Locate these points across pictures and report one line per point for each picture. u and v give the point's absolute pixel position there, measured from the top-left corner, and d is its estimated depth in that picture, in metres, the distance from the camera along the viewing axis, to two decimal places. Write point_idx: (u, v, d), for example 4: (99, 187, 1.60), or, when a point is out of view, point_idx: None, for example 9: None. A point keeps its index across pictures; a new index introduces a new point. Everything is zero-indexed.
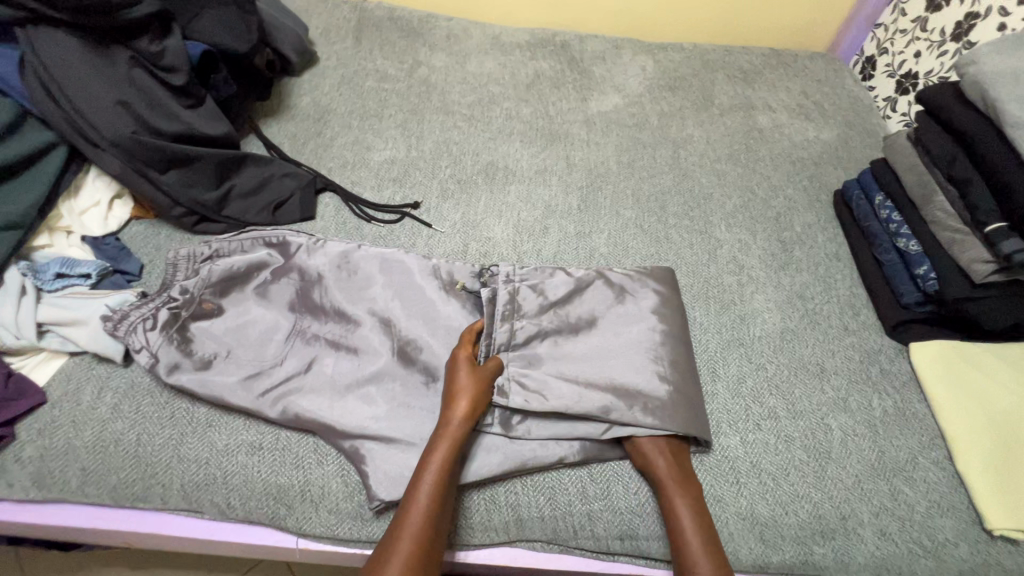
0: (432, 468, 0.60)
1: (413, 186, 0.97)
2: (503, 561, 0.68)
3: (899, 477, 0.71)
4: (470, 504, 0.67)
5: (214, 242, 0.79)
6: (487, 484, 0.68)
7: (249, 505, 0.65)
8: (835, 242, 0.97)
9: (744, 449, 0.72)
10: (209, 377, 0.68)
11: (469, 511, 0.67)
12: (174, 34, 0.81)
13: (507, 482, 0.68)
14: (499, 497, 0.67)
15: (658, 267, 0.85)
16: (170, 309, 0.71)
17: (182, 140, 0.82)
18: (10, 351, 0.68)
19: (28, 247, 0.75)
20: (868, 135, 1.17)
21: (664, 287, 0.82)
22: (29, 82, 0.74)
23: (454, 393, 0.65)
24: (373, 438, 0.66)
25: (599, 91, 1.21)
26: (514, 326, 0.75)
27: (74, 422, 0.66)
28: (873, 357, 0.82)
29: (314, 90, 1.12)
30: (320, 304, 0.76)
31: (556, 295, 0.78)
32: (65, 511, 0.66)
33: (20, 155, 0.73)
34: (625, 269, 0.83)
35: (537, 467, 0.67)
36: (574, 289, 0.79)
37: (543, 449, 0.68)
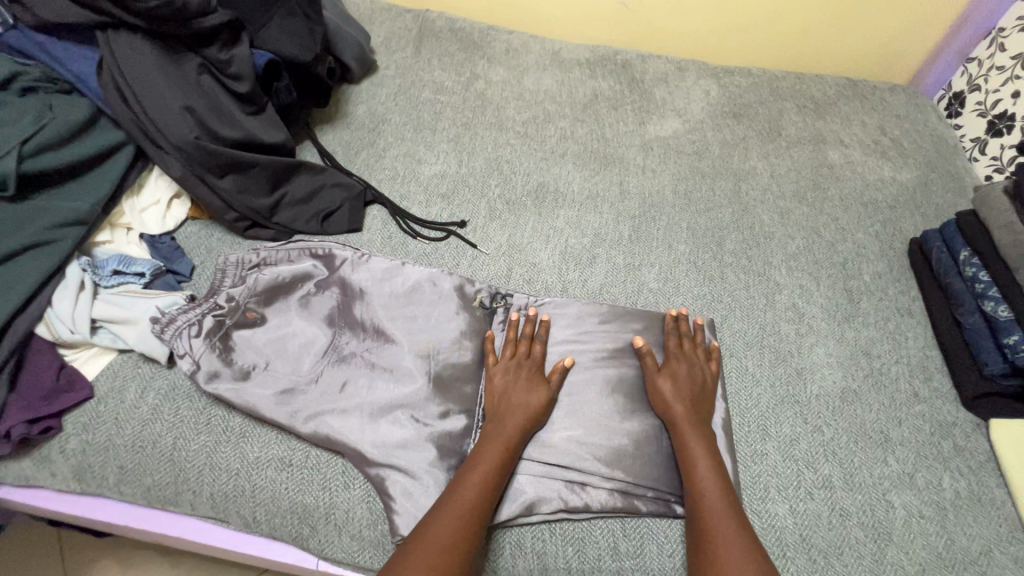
0: (477, 481, 0.61)
1: (461, 203, 0.96)
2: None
3: (970, 571, 0.64)
4: (495, 547, 0.64)
5: (262, 250, 0.79)
6: (516, 525, 0.65)
7: (274, 522, 0.65)
8: (907, 296, 0.89)
9: (793, 520, 0.66)
10: (246, 389, 0.68)
11: (493, 555, 0.64)
12: (243, 42, 0.83)
13: (534, 527, 0.65)
14: (526, 543, 0.64)
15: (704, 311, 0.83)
16: (215, 317, 0.72)
17: (241, 147, 0.83)
18: (65, 344, 0.70)
19: (91, 242, 0.77)
20: (951, 179, 1.08)
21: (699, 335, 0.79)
22: (104, 83, 0.77)
23: (511, 406, 0.68)
24: (399, 469, 0.65)
25: (659, 114, 1.16)
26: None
27: (116, 420, 0.68)
28: (947, 430, 0.75)
29: (371, 99, 1.12)
30: (360, 321, 0.75)
31: (570, 332, 0.78)
32: (101, 505, 0.68)
33: (92, 154, 0.76)
34: (646, 308, 0.81)
35: (567, 514, 0.64)
36: (587, 325, 0.78)
37: (572, 494, 0.65)
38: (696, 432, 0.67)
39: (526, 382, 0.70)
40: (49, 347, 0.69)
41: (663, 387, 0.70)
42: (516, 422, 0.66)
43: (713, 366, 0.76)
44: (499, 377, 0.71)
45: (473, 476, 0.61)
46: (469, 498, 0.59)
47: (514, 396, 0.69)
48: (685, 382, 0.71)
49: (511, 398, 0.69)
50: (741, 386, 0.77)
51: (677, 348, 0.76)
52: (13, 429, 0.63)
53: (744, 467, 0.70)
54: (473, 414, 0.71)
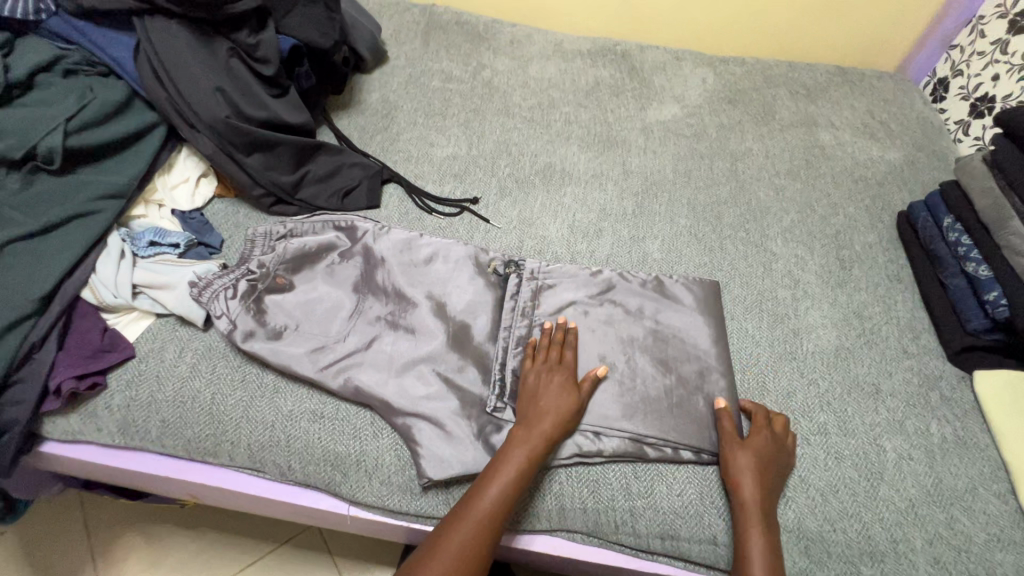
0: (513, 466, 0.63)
1: (473, 181, 1.01)
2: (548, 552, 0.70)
3: (956, 506, 0.69)
4: None
5: (289, 222, 0.84)
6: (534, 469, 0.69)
7: (308, 469, 0.70)
8: (896, 264, 0.94)
9: (791, 463, 0.71)
10: (279, 347, 0.73)
11: None
12: (269, 28, 0.88)
13: (551, 471, 0.69)
14: (544, 486, 0.69)
15: (705, 278, 0.88)
16: (248, 281, 0.76)
17: (267, 126, 0.87)
18: (107, 308, 0.74)
19: (127, 216, 0.81)
20: (936, 158, 1.14)
21: (705, 298, 0.84)
22: (141, 66, 0.82)
23: (550, 401, 0.68)
24: (423, 418, 0.69)
25: (658, 100, 1.22)
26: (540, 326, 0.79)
27: (157, 377, 0.72)
28: (934, 383, 0.80)
29: (383, 87, 1.17)
30: (382, 286, 0.80)
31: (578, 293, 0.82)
32: (142, 458, 0.73)
33: (129, 134, 0.81)
34: (649, 275, 0.86)
35: (580, 458, 0.69)
36: (596, 289, 0.83)
37: (586, 439, 0.70)
38: (762, 528, 0.62)
39: (560, 383, 0.70)
40: (93, 311, 0.73)
41: (741, 460, 0.66)
42: (550, 422, 0.66)
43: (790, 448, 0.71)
44: (533, 377, 0.71)
45: (512, 462, 0.63)
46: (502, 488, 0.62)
47: (552, 394, 0.69)
48: (764, 461, 0.67)
49: (541, 401, 0.68)
50: (741, 345, 0.82)
51: (763, 423, 0.71)
52: (63, 384, 0.67)
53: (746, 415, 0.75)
54: (489, 368, 0.75)
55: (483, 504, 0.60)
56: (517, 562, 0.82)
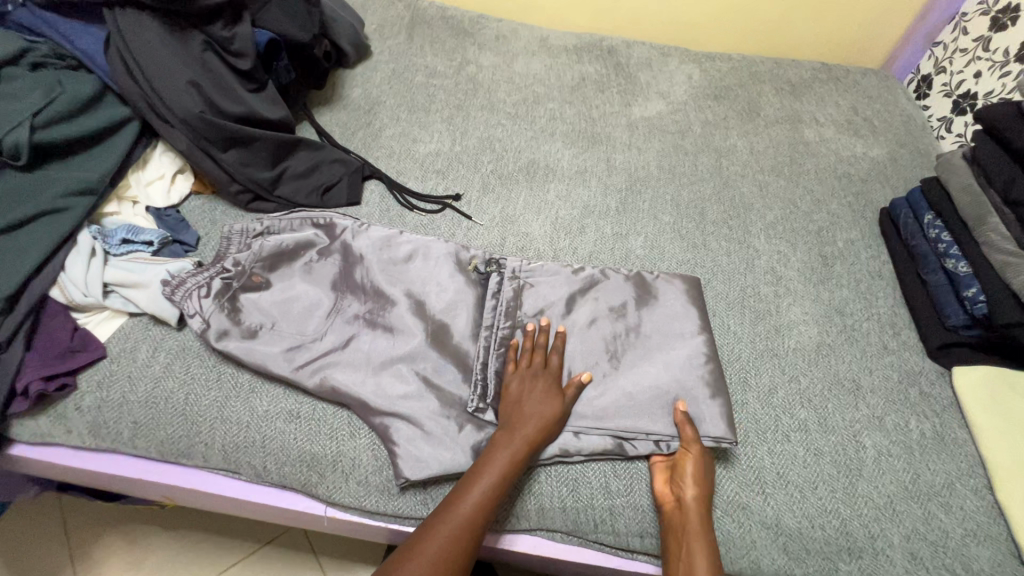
0: (497, 467, 0.62)
1: (455, 178, 1.00)
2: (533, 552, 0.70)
3: (934, 501, 0.69)
4: None
5: (266, 220, 0.83)
6: None
7: (284, 470, 0.69)
8: (878, 260, 0.95)
9: (771, 460, 0.71)
10: (254, 346, 0.71)
11: None
12: (244, 21, 0.86)
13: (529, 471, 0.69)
14: (522, 486, 0.68)
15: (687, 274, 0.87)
16: (223, 280, 0.75)
17: (243, 122, 0.86)
18: (78, 307, 0.72)
19: (99, 213, 0.80)
20: (919, 155, 1.14)
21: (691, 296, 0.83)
22: (111, 59, 0.80)
23: (533, 406, 0.68)
24: (402, 418, 0.68)
25: (644, 97, 1.21)
26: (522, 326, 0.78)
27: (129, 378, 0.71)
28: (914, 379, 0.80)
29: (366, 82, 1.16)
30: (361, 284, 0.79)
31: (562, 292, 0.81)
32: (114, 460, 0.71)
33: (101, 129, 0.79)
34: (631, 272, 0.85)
35: (559, 458, 0.68)
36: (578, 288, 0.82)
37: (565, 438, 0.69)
38: (700, 538, 0.61)
39: (545, 389, 0.69)
40: (63, 310, 0.72)
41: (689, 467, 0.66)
42: (534, 425, 0.66)
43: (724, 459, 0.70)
44: (517, 381, 0.70)
45: (495, 463, 0.63)
46: (486, 489, 0.61)
47: (535, 398, 0.68)
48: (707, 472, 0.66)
49: (526, 406, 0.68)
50: (723, 342, 0.82)
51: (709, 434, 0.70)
52: (30, 385, 0.66)
53: None
54: (469, 366, 0.74)
55: (465, 505, 0.60)
56: (501, 561, 0.82)
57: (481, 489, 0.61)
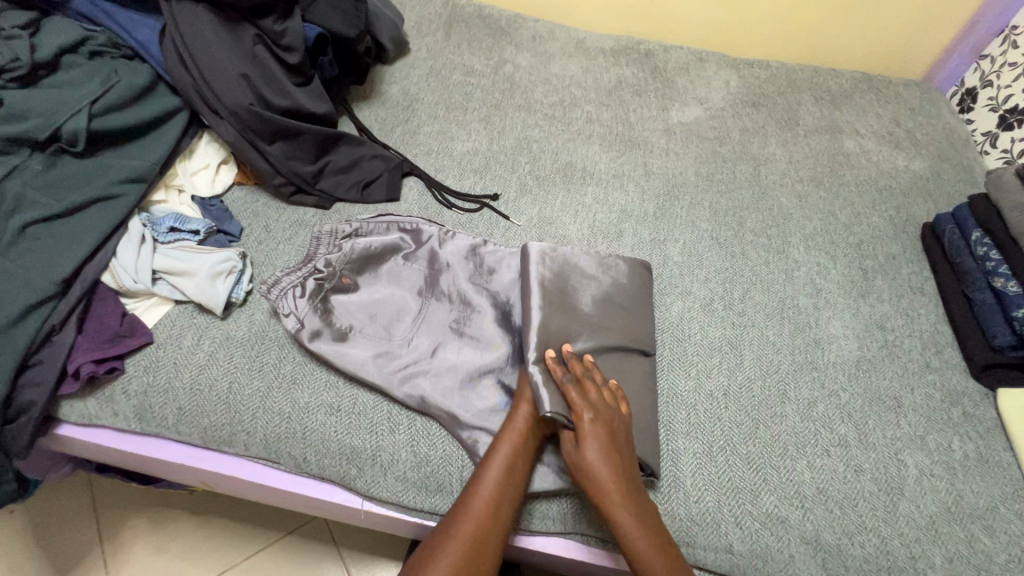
0: (499, 455, 0.63)
1: (493, 178, 1.00)
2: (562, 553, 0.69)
3: (977, 524, 0.68)
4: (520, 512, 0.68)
5: (355, 222, 0.84)
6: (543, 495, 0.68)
7: (323, 462, 0.70)
8: (920, 276, 0.93)
9: (810, 475, 0.70)
10: (345, 350, 0.72)
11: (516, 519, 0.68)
12: (295, 15, 0.87)
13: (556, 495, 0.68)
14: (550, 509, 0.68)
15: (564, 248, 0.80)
16: (315, 280, 0.76)
17: (290, 115, 0.87)
18: (127, 293, 0.74)
19: (148, 201, 0.81)
20: (963, 170, 1.12)
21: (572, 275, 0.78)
22: (166, 50, 0.81)
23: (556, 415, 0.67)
24: (489, 432, 0.68)
25: (681, 101, 1.20)
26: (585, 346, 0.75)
27: (175, 364, 0.72)
28: (956, 399, 0.79)
29: (404, 79, 1.16)
30: (446, 292, 0.79)
31: (616, 295, 0.79)
32: (156, 444, 0.73)
33: (152, 118, 0.80)
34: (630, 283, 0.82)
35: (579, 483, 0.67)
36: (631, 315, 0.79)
37: None
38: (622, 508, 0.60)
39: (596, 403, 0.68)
40: (113, 295, 0.73)
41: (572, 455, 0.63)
42: (515, 424, 0.66)
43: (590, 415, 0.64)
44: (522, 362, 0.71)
45: (496, 451, 0.64)
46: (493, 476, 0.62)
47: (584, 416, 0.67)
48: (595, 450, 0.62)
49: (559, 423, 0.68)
50: (762, 352, 0.81)
51: (581, 398, 0.65)
52: (82, 368, 0.67)
53: (766, 426, 0.74)
54: None
55: (476, 501, 0.61)
56: (518, 561, 0.81)
57: (486, 481, 0.62)
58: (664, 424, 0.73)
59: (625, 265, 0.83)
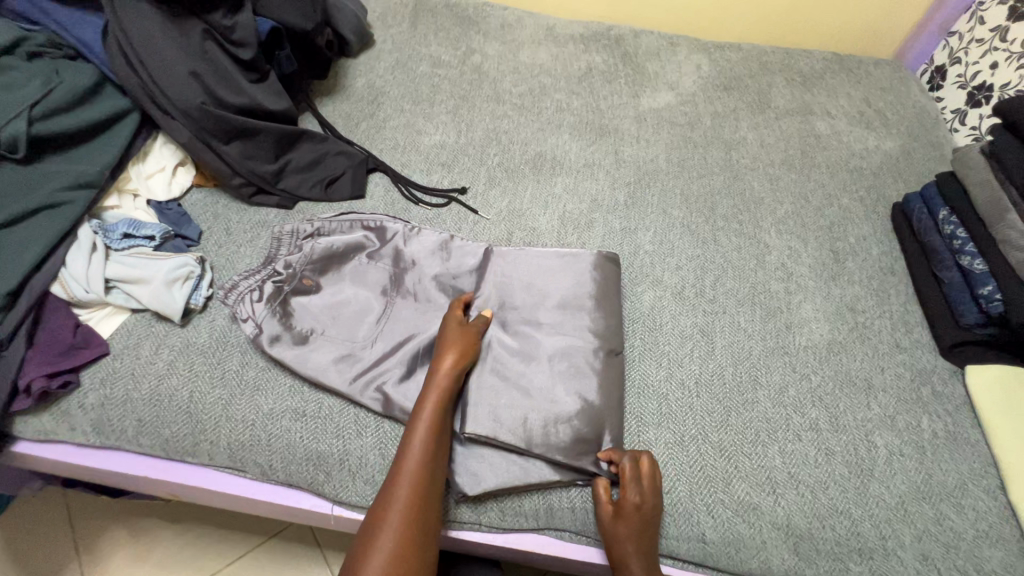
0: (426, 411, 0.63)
1: (461, 171, 0.98)
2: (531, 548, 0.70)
3: (946, 502, 0.68)
4: (490, 510, 0.68)
5: (316, 221, 0.82)
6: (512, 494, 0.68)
7: (290, 469, 0.68)
8: (890, 256, 0.93)
9: (782, 460, 0.70)
10: (306, 353, 0.70)
11: (487, 517, 0.68)
12: (246, 9, 0.84)
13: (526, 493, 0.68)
14: (521, 507, 0.67)
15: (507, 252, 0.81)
16: (274, 284, 0.75)
17: (245, 114, 0.84)
18: (79, 303, 0.71)
19: (99, 207, 0.78)
20: (933, 148, 1.12)
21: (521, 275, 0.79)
22: (110, 48, 0.78)
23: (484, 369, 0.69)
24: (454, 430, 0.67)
25: (652, 87, 1.19)
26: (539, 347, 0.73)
27: (133, 375, 0.70)
28: (926, 378, 0.79)
29: (369, 72, 1.14)
30: (411, 290, 0.78)
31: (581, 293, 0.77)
32: (118, 457, 0.71)
33: (99, 120, 0.77)
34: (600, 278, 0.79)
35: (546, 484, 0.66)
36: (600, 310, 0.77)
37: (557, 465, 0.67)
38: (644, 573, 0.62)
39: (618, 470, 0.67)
40: (64, 306, 0.71)
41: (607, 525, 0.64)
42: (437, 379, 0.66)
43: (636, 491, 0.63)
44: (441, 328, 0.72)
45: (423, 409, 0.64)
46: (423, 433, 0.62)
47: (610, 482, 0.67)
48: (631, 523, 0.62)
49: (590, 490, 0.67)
50: (733, 339, 0.81)
51: (633, 476, 0.64)
52: (33, 383, 0.65)
53: (737, 413, 0.73)
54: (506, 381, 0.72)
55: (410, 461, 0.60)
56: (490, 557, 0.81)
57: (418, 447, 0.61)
58: (635, 416, 0.72)
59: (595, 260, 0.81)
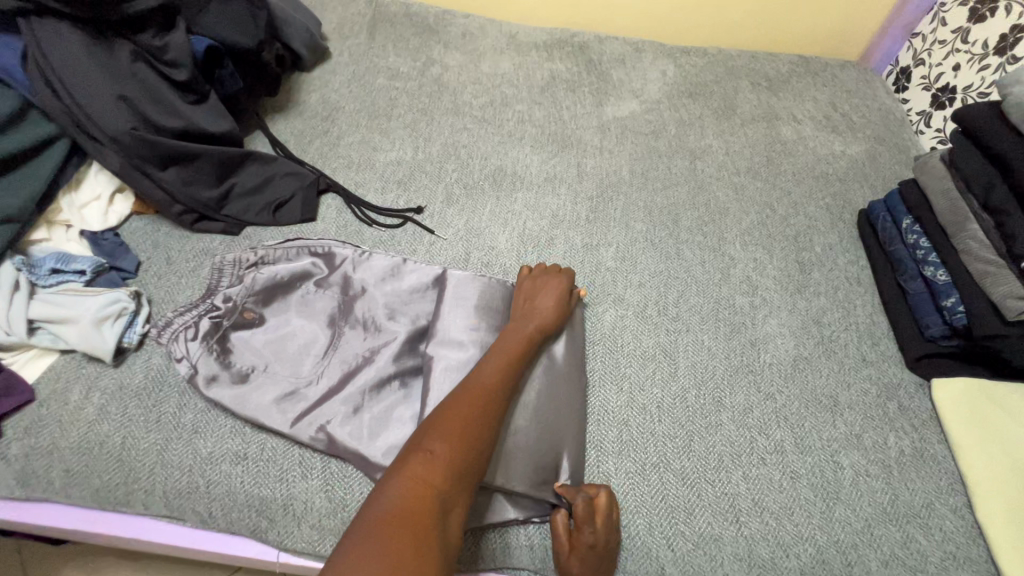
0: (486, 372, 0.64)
1: (417, 189, 0.95)
2: None
3: (913, 524, 0.66)
4: None
5: (260, 249, 0.77)
6: (467, 535, 0.64)
7: (231, 517, 0.65)
8: (856, 265, 0.92)
9: (746, 486, 0.68)
10: (245, 393, 0.67)
11: None
12: (179, 27, 0.80)
13: (481, 534, 0.65)
14: (476, 548, 0.64)
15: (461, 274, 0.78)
16: (212, 319, 0.71)
17: (183, 138, 0.80)
18: (1, 347, 0.67)
19: (25, 241, 0.74)
20: (899, 152, 1.11)
21: (476, 299, 0.76)
22: (31, 74, 0.73)
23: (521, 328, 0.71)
24: None
25: (616, 95, 1.17)
26: None
27: (60, 422, 0.65)
28: (892, 392, 0.77)
29: (324, 86, 1.10)
30: (360, 319, 0.74)
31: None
32: (47, 510, 0.66)
33: (22, 149, 0.73)
34: None
35: (499, 525, 0.63)
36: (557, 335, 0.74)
37: (512, 505, 0.64)
38: None
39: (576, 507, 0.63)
40: None
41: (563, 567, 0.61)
42: (504, 348, 0.67)
43: (591, 534, 0.60)
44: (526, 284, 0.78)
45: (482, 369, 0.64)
46: (479, 386, 0.62)
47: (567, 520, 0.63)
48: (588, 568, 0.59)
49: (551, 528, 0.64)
50: (697, 358, 0.78)
51: (590, 517, 0.60)
52: None
53: (700, 437, 0.71)
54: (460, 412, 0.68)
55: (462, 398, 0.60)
56: None
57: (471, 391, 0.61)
58: (596, 444, 0.70)
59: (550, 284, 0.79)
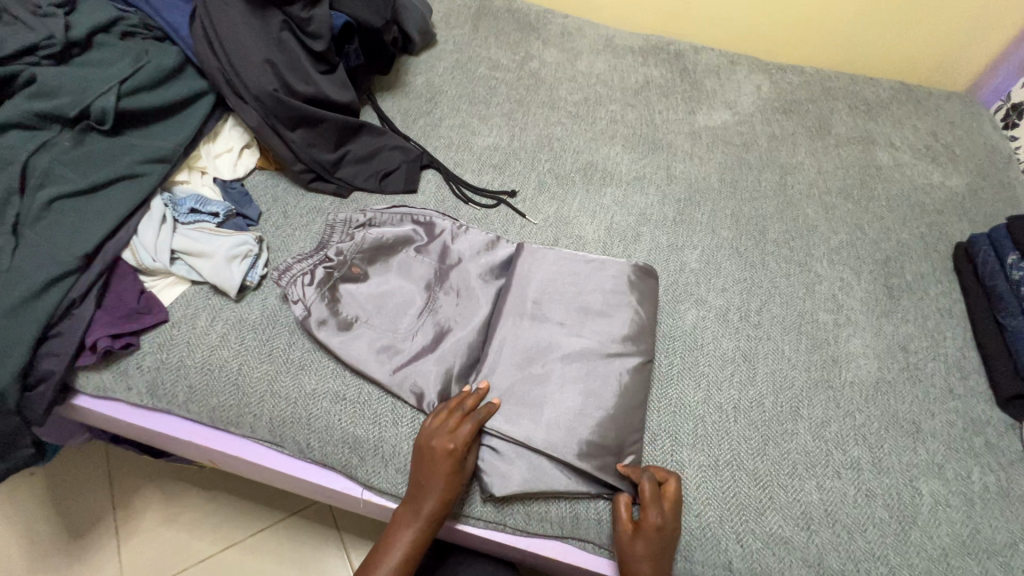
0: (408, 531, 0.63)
1: (512, 174, 0.99)
2: (553, 554, 0.70)
3: (993, 560, 0.65)
4: (513, 513, 0.68)
5: (369, 212, 0.84)
6: (538, 501, 0.68)
7: (326, 450, 0.71)
8: (949, 297, 0.90)
9: (819, 496, 0.68)
10: (350, 339, 0.73)
11: (508, 518, 0.68)
12: (322, 3, 0.87)
13: (552, 501, 0.68)
14: (545, 514, 0.67)
15: (553, 254, 0.81)
16: (326, 269, 0.77)
17: (312, 103, 0.87)
18: (147, 271, 0.75)
19: (171, 181, 0.83)
20: (1003, 189, 1.07)
21: (565, 280, 0.78)
22: (196, 34, 0.83)
23: (434, 477, 0.63)
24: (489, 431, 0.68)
25: (709, 105, 1.18)
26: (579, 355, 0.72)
27: (188, 343, 0.73)
28: (979, 428, 0.76)
29: (429, 71, 1.16)
30: (454, 286, 0.79)
31: (620, 305, 0.77)
32: (168, 421, 0.74)
33: (178, 100, 0.82)
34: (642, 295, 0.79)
35: (570, 494, 0.66)
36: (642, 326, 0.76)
37: (585, 478, 0.66)
38: None
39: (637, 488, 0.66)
40: (133, 273, 0.75)
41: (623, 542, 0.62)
42: (427, 502, 0.63)
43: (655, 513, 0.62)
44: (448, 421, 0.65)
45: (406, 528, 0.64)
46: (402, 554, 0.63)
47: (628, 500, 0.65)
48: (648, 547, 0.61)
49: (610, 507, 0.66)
50: (776, 367, 0.79)
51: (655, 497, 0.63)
52: (98, 341, 0.69)
53: (776, 443, 0.72)
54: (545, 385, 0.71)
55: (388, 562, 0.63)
56: (508, 558, 0.82)
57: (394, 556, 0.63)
58: (670, 434, 0.72)
59: (637, 275, 0.81)
